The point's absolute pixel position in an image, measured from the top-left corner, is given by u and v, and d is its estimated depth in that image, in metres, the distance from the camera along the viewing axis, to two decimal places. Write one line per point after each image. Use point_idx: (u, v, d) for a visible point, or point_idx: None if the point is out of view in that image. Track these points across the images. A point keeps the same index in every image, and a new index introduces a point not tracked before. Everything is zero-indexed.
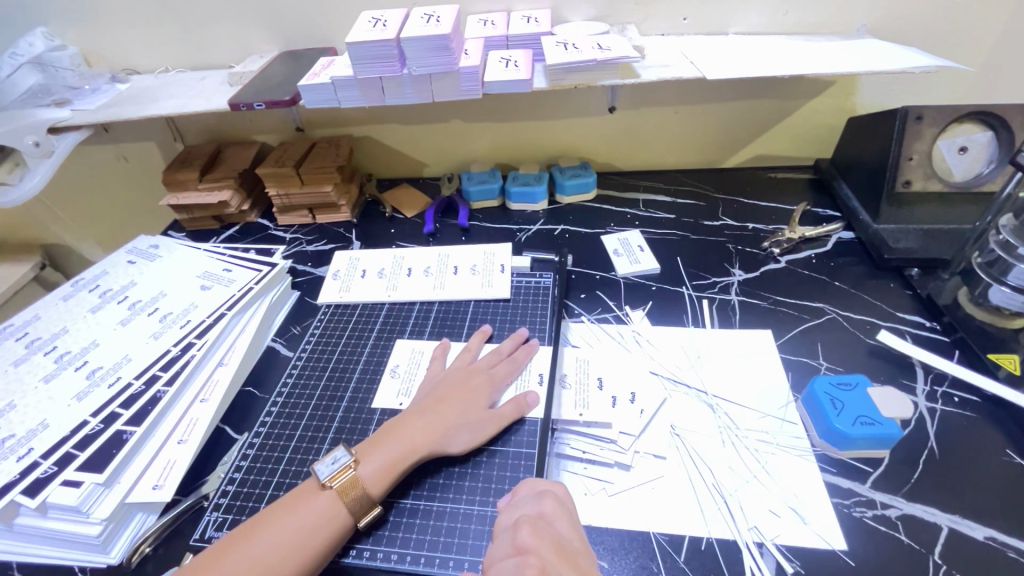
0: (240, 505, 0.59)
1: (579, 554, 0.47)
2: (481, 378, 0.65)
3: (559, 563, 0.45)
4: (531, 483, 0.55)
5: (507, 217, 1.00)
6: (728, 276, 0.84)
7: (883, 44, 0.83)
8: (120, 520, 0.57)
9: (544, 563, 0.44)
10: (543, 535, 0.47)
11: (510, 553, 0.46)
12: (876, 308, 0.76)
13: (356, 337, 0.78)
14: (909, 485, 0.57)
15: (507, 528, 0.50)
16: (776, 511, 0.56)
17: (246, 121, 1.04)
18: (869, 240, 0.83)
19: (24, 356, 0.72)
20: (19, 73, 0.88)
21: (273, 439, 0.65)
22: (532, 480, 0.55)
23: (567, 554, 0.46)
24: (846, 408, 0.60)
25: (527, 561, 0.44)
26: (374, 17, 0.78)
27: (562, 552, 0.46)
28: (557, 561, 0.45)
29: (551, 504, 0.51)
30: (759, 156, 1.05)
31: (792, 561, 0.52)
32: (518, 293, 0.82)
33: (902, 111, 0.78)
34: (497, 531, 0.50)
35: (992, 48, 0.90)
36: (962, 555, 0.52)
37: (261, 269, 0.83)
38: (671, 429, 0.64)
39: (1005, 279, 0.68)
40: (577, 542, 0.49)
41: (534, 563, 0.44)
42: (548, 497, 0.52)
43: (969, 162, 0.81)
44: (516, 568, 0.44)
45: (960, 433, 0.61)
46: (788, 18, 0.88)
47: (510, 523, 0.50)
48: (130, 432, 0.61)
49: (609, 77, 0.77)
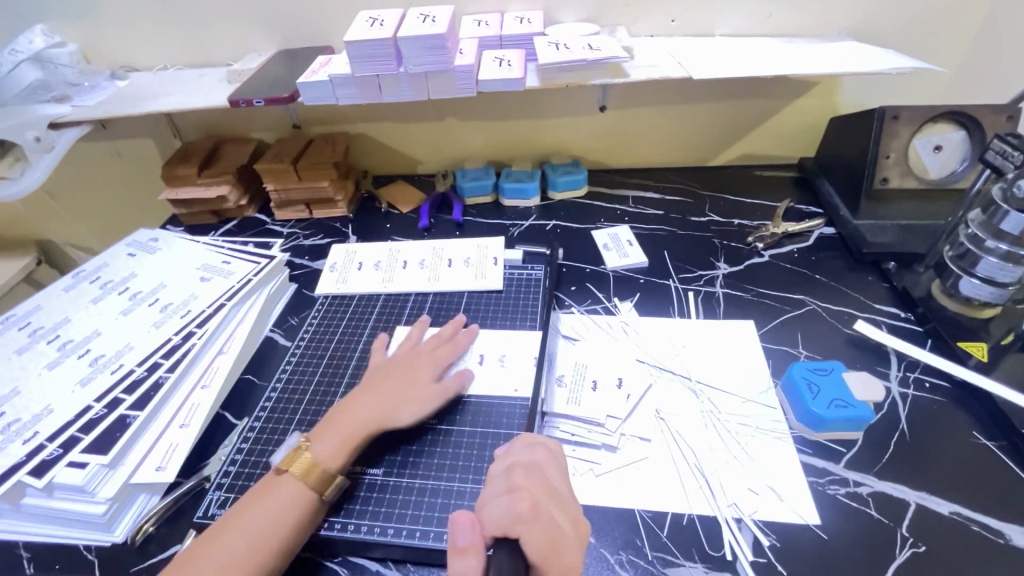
0: (242, 485, 0.61)
1: (565, 501, 0.51)
2: (421, 358, 0.68)
3: (549, 505, 0.49)
4: (525, 437, 0.58)
5: (500, 213, 1.02)
6: (713, 270, 0.87)
7: (862, 47, 0.87)
8: (124, 500, 0.59)
9: (535, 501, 0.48)
10: (534, 478, 0.51)
11: (503, 492, 0.49)
12: (854, 300, 0.79)
13: (353, 325, 0.80)
14: (881, 464, 0.60)
15: (502, 472, 0.53)
16: (755, 489, 0.58)
17: (244, 118, 1.06)
18: (848, 235, 0.86)
19: (27, 345, 0.73)
20: (19, 70, 0.90)
21: (273, 423, 0.67)
22: (525, 436, 0.58)
23: (556, 500, 0.50)
24: (822, 392, 0.63)
25: (520, 497, 0.48)
26: (372, 17, 0.80)
27: (553, 497, 0.50)
28: (547, 503, 0.49)
29: (542, 454, 0.55)
30: (745, 154, 1.08)
31: (768, 535, 0.55)
32: (511, 284, 0.84)
33: (880, 111, 0.81)
34: (491, 476, 0.53)
35: (967, 50, 0.93)
36: (929, 527, 0.55)
37: (259, 261, 0.85)
38: (656, 414, 0.66)
39: (974, 270, 0.72)
40: (566, 490, 0.52)
41: (526, 498, 0.48)
42: (540, 448, 0.56)
43: (943, 160, 0.84)
44: (511, 503, 0.47)
45: (931, 416, 0.64)
46: (772, 20, 0.91)
47: (503, 468, 0.53)
48: (133, 416, 0.63)
49: (598, 77, 0.80)
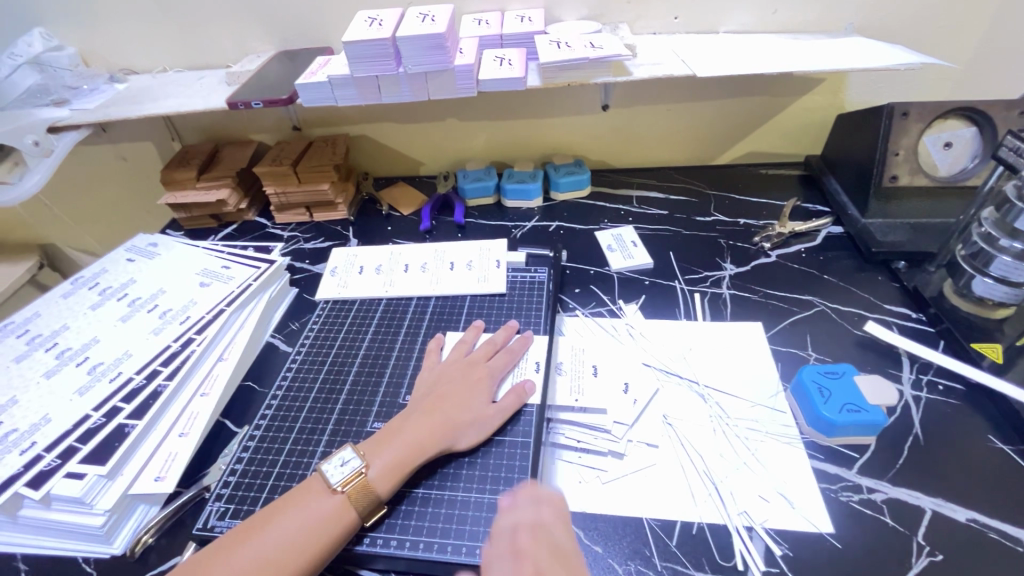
0: (242, 496, 0.60)
1: (575, 562, 0.49)
2: (480, 371, 0.66)
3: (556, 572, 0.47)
4: (530, 488, 0.54)
5: (503, 214, 1.01)
6: (719, 271, 0.85)
7: (870, 42, 0.85)
8: (123, 511, 0.58)
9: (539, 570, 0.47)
10: (539, 540, 0.50)
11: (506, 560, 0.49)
12: (863, 300, 0.78)
13: (354, 331, 0.79)
14: (895, 470, 0.59)
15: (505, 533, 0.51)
16: (766, 496, 0.57)
17: (243, 121, 1.05)
18: (857, 234, 0.85)
19: (25, 353, 0.72)
20: (18, 73, 0.90)
21: (274, 431, 0.66)
22: (531, 485, 0.55)
23: (564, 563, 0.49)
24: (833, 395, 0.61)
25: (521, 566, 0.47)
26: (370, 17, 0.79)
27: (558, 559, 0.49)
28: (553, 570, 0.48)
29: (549, 510, 0.52)
30: (751, 153, 1.06)
31: (780, 544, 0.54)
32: (514, 287, 0.83)
33: (889, 107, 0.80)
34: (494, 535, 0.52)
35: (976, 46, 0.92)
36: (945, 535, 0.53)
37: (259, 266, 0.84)
38: (663, 419, 0.65)
39: (988, 270, 0.71)
40: (571, 546, 0.51)
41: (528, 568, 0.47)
42: (545, 504, 0.53)
43: (954, 157, 0.82)
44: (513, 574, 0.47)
45: (945, 419, 0.63)
46: (777, 16, 0.90)
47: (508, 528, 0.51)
48: (132, 426, 0.62)
49: (601, 75, 0.78)
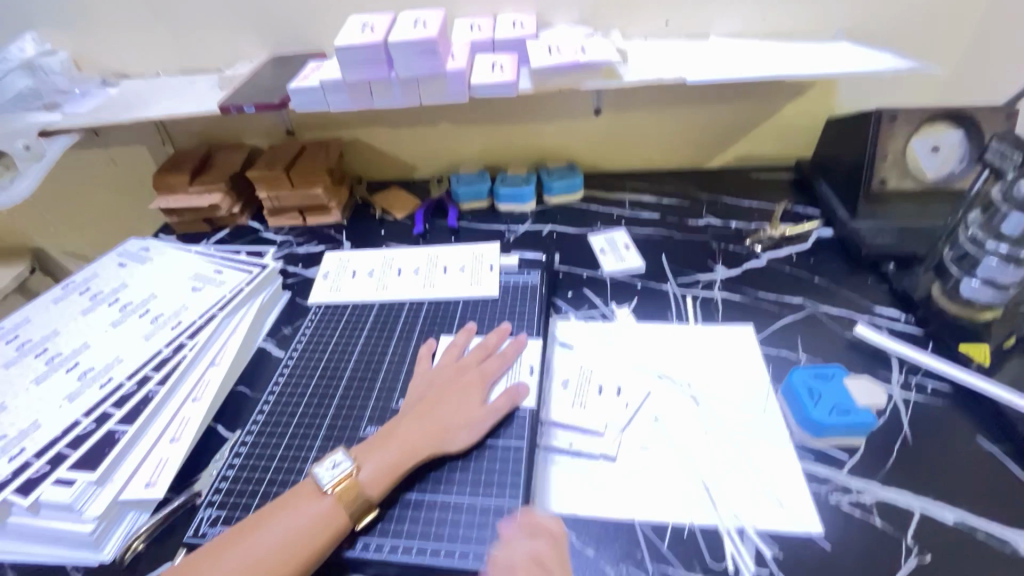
0: (234, 502, 0.60)
1: None
2: (472, 374, 0.66)
3: None
4: (529, 516, 0.53)
5: (496, 218, 1.02)
6: (711, 273, 0.86)
7: (859, 47, 0.86)
8: (113, 518, 0.58)
9: None
10: None
11: None
12: (853, 303, 0.79)
13: (347, 335, 0.79)
14: (884, 472, 0.59)
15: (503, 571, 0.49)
16: (757, 498, 0.57)
17: (235, 125, 1.05)
18: (848, 237, 0.85)
19: (15, 359, 0.72)
20: (9, 77, 0.87)
21: (267, 435, 0.66)
22: (530, 513, 0.54)
23: None
24: (823, 397, 0.62)
25: None
26: (362, 22, 0.79)
27: None
28: None
29: (546, 544, 0.51)
30: (742, 156, 1.07)
31: (771, 547, 0.54)
32: (507, 291, 0.83)
33: (875, 115, 0.81)
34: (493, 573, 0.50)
35: (963, 50, 0.93)
36: (933, 536, 0.54)
37: (252, 270, 0.84)
38: (655, 422, 0.65)
39: (975, 271, 0.71)
40: None
41: None
42: (544, 536, 0.51)
43: (940, 160, 0.83)
44: None
45: (933, 420, 0.63)
46: (767, 21, 0.91)
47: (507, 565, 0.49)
48: (122, 431, 0.62)
49: (593, 79, 0.79)
